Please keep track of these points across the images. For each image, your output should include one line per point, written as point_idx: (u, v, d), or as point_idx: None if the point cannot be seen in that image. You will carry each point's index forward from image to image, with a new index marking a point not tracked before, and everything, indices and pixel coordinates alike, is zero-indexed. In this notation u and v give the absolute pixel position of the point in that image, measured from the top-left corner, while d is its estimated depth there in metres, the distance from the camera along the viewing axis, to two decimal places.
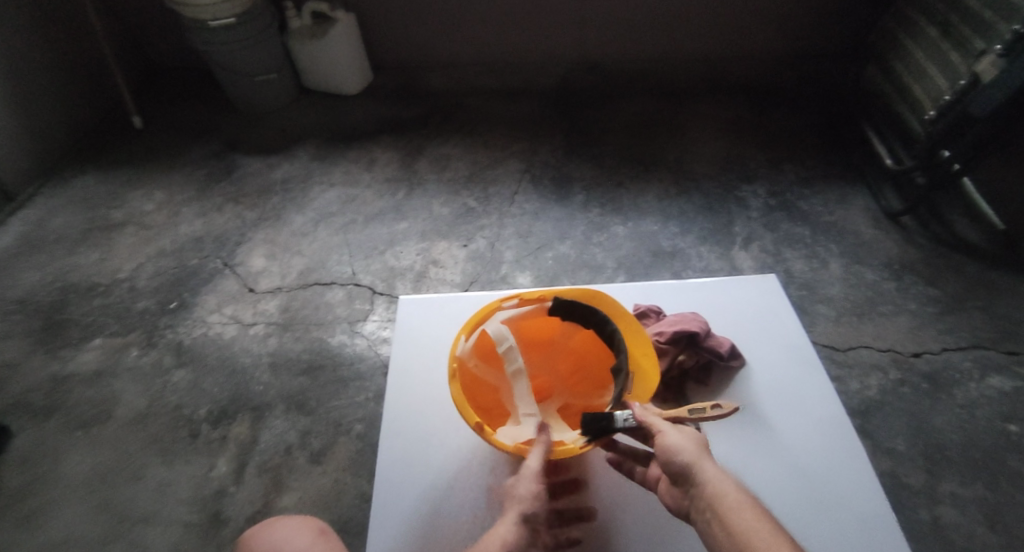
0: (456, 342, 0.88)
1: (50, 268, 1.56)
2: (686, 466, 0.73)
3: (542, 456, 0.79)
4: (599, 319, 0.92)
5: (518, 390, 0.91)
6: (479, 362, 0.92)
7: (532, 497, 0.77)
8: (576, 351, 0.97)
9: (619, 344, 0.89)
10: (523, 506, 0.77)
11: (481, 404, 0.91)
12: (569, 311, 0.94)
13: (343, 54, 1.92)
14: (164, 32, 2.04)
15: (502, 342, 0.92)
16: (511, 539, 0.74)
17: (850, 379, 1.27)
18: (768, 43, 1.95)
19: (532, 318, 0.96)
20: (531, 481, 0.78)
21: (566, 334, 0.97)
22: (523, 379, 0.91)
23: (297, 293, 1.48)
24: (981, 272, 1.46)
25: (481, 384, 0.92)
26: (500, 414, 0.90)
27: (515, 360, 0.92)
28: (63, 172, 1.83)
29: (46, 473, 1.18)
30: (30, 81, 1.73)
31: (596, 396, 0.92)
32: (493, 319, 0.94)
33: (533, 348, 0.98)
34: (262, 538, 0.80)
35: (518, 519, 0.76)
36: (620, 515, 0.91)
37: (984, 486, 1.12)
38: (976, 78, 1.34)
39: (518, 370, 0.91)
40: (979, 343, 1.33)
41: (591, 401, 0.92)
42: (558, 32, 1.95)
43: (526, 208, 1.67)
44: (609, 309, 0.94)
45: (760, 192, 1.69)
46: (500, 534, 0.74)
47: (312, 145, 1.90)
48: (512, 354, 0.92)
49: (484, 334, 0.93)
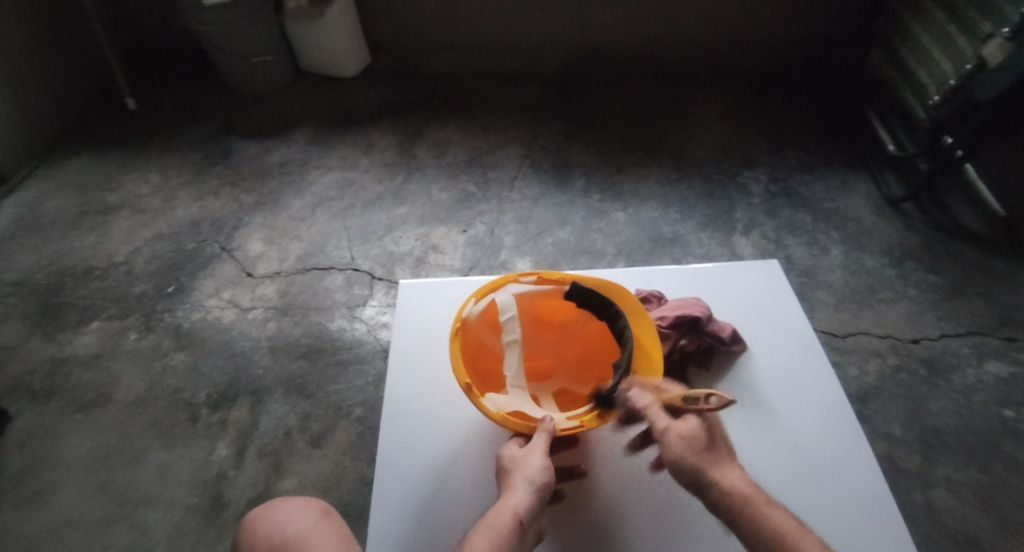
0: (464, 304, 0.90)
1: (46, 251, 1.54)
2: (701, 477, 0.80)
3: (545, 438, 0.82)
4: (612, 311, 0.89)
5: (510, 361, 0.92)
6: (484, 328, 0.93)
7: (544, 470, 0.80)
8: (586, 339, 0.96)
9: (625, 340, 0.87)
10: (537, 482, 0.79)
11: (478, 368, 0.90)
12: (585, 298, 0.92)
13: (341, 36, 1.89)
14: (158, 12, 2.01)
15: (505, 312, 0.93)
16: (523, 512, 0.76)
17: (849, 365, 1.28)
18: (771, 27, 1.93)
19: (545, 299, 0.96)
20: (544, 459, 0.81)
21: (581, 321, 0.96)
22: (516, 351, 0.92)
23: (296, 278, 1.47)
24: (981, 259, 1.46)
25: (481, 349, 0.92)
26: (492, 382, 0.90)
27: (512, 332, 0.93)
28: (57, 154, 1.81)
29: (45, 456, 1.18)
30: (22, 61, 1.70)
31: (593, 387, 0.91)
32: (506, 289, 0.94)
33: (541, 329, 0.97)
34: (266, 518, 0.81)
35: (531, 491, 0.78)
36: (627, 493, 0.91)
37: (979, 470, 1.13)
38: (982, 63, 1.34)
39: (513, 342, 0.93)
40: (977, 329, 1.33)
41: (587, 390, 0.91)
42: (559, 15, 1.92)
43: (526, 193, 1.66)
44: (624, 303, 0.92)
45: (761, 178, 1.68)
46: (512, 505, 0.77)
47: (310, 128, 1.88)
48: (511, 326, 0.93)
49: (493, 302, 0.94)
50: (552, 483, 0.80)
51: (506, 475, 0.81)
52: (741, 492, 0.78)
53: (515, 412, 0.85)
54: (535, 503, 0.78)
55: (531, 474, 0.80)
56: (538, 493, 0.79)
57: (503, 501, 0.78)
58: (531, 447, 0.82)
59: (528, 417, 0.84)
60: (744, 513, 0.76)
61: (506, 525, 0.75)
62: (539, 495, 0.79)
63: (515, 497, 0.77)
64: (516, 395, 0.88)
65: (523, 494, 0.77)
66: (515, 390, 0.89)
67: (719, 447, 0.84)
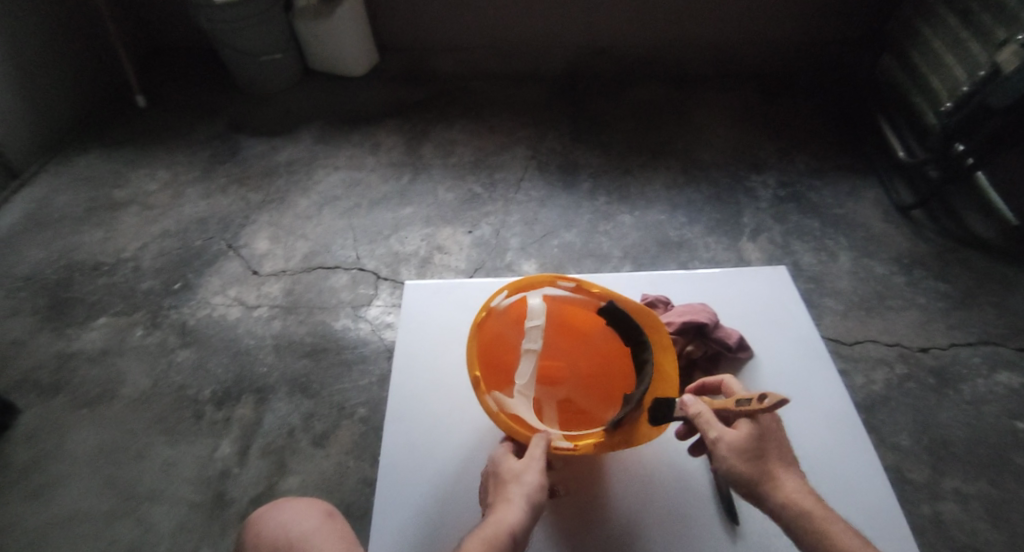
0: (494, 295, 0.89)
1: (55, 247, 1.55)
2: (753, 487, 0.75)
3: (542, 453, 0.80)
4: (639, 339, 0.88)
5: (522, 369, 0.89)
6: (507, 324, 0.92)
7: (540, 487, 0.79)
8: (604, 355, 0.94)
9: (646, 373, 0.85)
10: (534, 498, 0.78)
11: (492, 363, 0.90)
12: (615, 318, 0.90)
13: (350, 35, 1.90)
14: (170, 10, 2.02)
15: (532, 317, 0.91)
16: (516, 529, 0.75)
17: (856, 373, 1.27)
18: (782, 32, 1.92)
19: (573, 308, 0.95)
20: (540, 476, 0.79)
21: (603, 337, 0.94)
22: (531, 360, 0.89)
23: (301, 277, 1.47)
24: (992, 268, 1.45)
25: (499, 346, 0.92)
26: (500, 381, 0.89)
27: (533, 341, 0.90)
28: (67, 150, 1.82)
29: (52, 451, 1.18)
30: (34, 56, 1.71)
31: (598, 407, 0.91)
32: (539, 291, 0.93)
33: (562, 335, 0.96)
34: (271, 518, 0.80)
35: (526, 506, 0.77)
36: (630, 500, 0.89)
37: (988, 482, 1.11)
38: (996, 70, 1.32)
39: (531, 351, 0.89)
40: (987, 339, 1.32)
41: (593, 409, 0.91)
42: (569, 17, 1.92)
43: (532, 195, 1.66)
44: (655, 336, 0.88)
45: (770, 182, 1.67)
46: (508, 520, 0.75)
47: (318, 127, 1.88)
48: (534, 334, 0.90)
49: (523, 300, 0.93)
50: (546, 500, 0.79)
51: (502, 487, 0.79)
52: (799, 509, 0.73)
53: (516, 418, 0.84)
54: (528, 521, 0.76)
55: (526, 491, 0.78)
56: (533, 509, 0.77)
57: (498, 514, 0.76)
58: (529, 461, 0.80)
59: (528, 426, 0.83)
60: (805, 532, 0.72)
61: (500, 541, 0.73)
62: (533, 511, 0.77)
63: (509, 513, 0.76)
64: (520, 401, 0.86)
65: (517, 509, 0.76)
66: (522, 398, 0.87)
67: (773, 452, 0.76)
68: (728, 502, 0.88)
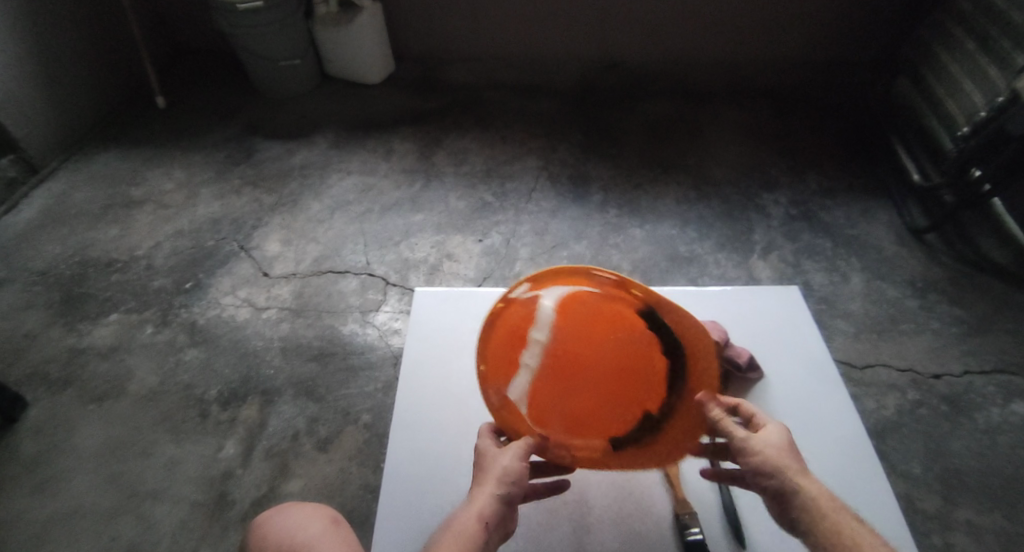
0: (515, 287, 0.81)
1: (71, 242, 1.57)
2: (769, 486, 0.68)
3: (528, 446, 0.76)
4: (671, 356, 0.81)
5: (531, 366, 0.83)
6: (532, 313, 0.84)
7: (517, 475, 0.72)
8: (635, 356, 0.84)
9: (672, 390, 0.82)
10: (508, 484, 0.71)
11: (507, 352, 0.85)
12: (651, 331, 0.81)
13: (367, 42, 1.92)
14: (192, 13, 2.06)
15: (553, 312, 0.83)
16: (490, 513, 0.69)
17: (867, 397, 1.25)
18: (796, 51, 1.93)
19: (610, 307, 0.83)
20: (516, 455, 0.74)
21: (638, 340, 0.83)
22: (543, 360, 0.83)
23: (310, 280, 1.48)
24: (1009, 295, 1.43)
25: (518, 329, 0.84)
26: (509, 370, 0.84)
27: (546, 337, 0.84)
28: (86, 146, 1.85)
29: (60, 444, 1.19)
30: (58, 54, 1.75)
31: (614, 414, 0.84)
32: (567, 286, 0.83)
33: (596, 329, 0.85)
34: (276, 523, 0.80)
35: (497, 493, 0.70)
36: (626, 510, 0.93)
37: (1002, 515, 1.09)
38: (1015, 95, 1.31)
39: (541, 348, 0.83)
40: (1002, 367, 1.30)
41: (608, 414, 0.84)
42: (584, 31, 1.94)
43: (542, 206, 1.66)
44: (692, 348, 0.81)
45: (782, 201, 1.67)
46: (477, 506, 0.69)
47: (333, 132, 1.90)
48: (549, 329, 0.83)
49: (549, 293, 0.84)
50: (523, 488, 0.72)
51: (479, 473, 0.74)
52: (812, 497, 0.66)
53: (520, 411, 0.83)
54: (501, 506, 0.70)
55: (505, 471, 0.73)
56: (508, 497, 0.71)
57: (471, 499, 0.71)
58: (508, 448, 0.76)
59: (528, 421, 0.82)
60: (817, 532, 0.64)
61: (465, 526, 0.67)
62: (508, 499, 0.71)
63: (479, 498, 0.70)
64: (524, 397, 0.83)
65: (491, 489, 0.70)
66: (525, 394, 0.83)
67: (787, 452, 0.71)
68: (733, 522, 0.89)
